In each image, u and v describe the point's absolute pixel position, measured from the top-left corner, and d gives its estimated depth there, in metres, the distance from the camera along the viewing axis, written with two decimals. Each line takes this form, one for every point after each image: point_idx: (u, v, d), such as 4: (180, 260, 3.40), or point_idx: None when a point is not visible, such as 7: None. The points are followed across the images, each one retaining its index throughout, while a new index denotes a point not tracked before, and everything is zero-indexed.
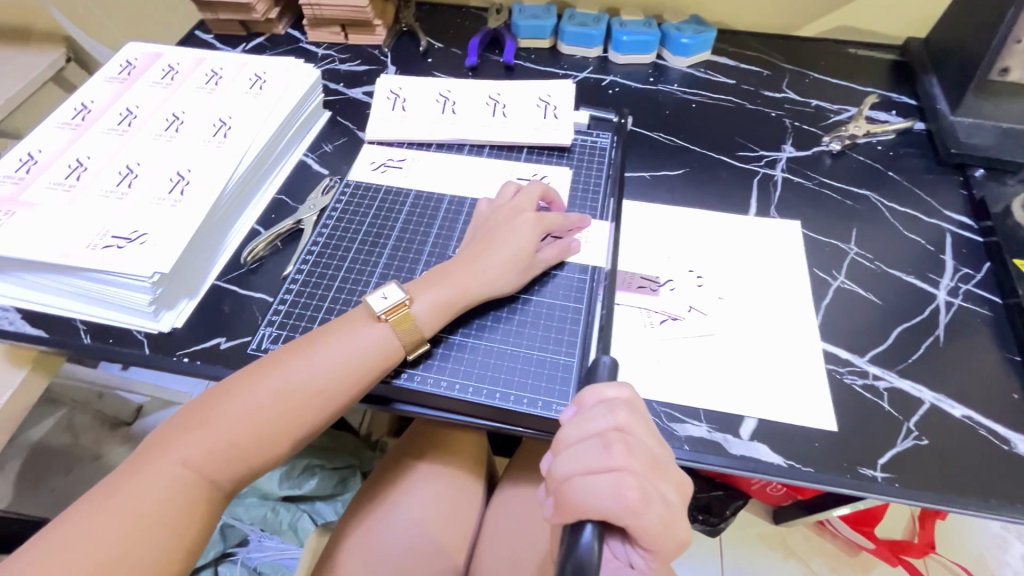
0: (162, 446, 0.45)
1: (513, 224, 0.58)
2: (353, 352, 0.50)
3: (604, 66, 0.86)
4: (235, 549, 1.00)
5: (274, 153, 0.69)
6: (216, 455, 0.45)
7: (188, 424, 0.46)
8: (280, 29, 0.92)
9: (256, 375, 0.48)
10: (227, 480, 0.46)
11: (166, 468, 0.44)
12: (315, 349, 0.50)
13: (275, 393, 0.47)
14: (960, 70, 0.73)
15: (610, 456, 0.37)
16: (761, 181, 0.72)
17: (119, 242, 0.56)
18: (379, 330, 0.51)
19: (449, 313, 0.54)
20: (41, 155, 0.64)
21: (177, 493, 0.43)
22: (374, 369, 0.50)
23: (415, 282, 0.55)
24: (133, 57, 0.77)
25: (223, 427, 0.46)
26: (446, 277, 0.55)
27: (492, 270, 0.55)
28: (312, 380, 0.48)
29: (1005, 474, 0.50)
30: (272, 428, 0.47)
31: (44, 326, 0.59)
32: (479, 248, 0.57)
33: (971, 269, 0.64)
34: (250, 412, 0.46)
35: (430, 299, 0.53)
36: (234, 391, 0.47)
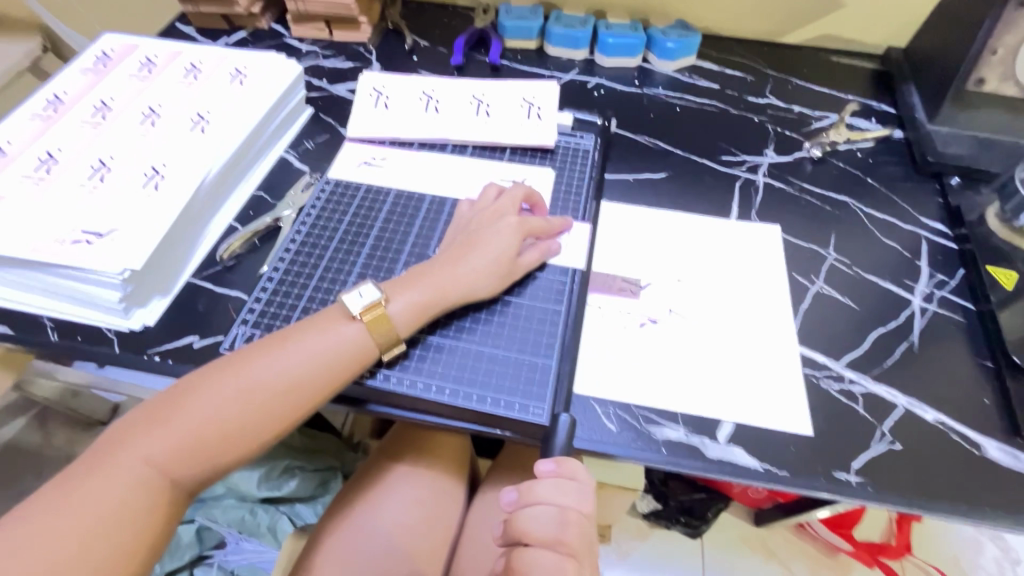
0: (126, 441, 0.44)
1: (496, 226, 0.58)
2: (328, 349, 0.49)
3: (590, 69, 0.86)
4: (211, 552, 1.00)
5: (252, 149, 0.68)
6: (182, 451, 0.44)
7: (151, 420, 0.45)
8: (264, 24, 0.90)
9: (224, 371, 0.47)
10: (191, 480, 0.45)
11: (127, 466, 0.42)
12: (288, 346, 0.49)
13: (244, 389, 0.46)
14: (939, 80, 0.74)
15: (563, 529, 0.45)
16: (743, 185, 0.72)
17: (89, 237, 0.55)
18: (355, 329, 0.51)
19: (429, 313, 0.53)
20: (10, 147, 0.63)
21: (140, 490, 0.42)
22: (349, 369, 0.50)
23: (394, 282, 0.54)
24: (109, 48, 0.75)
25: (189, 424, 0.44)
26: (427, 277, 0.54)
27: (474, 270, 0.55)
28: (285, 377, 0.47)
29: (974, 478, 0.51)
30: (240, 426, 0.46)
31: (9, 322, 0.57)
32: (462, 248, 0.56)
33: (945, 276, 0.65)
34: (218, 408, 0.45)
35: (408, 300, 0.53)
36: (202, 388, 0.46)
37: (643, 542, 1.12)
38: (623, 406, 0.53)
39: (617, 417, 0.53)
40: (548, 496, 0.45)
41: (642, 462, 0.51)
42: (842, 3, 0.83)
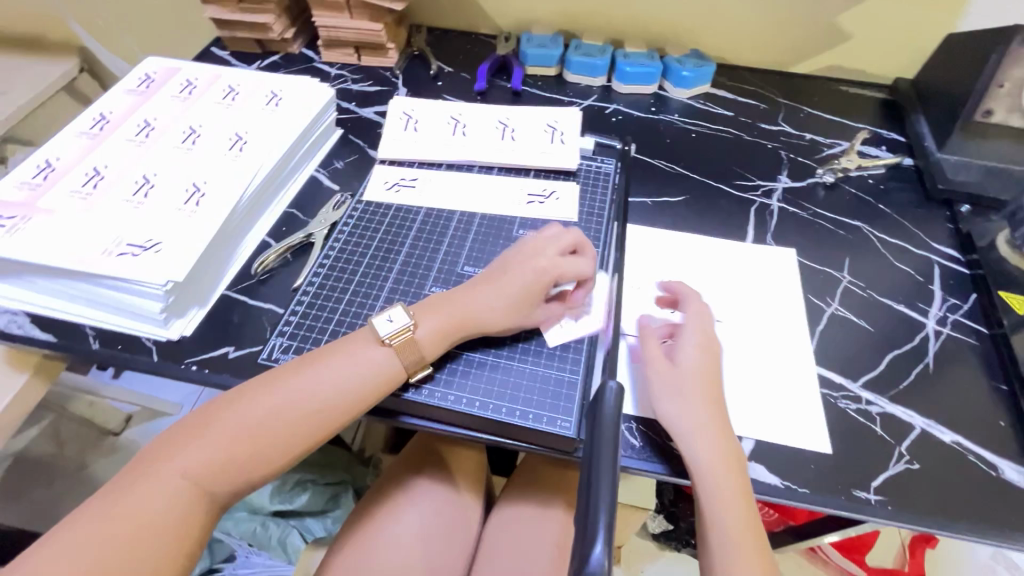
0: (166, 454, 0.46)
1: (527, 263, 0.58)
2: (354, 369, 0.51)
3: (607, 95, 0.89)
4: (221, 565, 1.04)
5: (286, 169, 0.71)
6: (217, 465, 0.46)
7: (186, 436, 0.47)
8: (295, 49, 0.94)
9: (256, 389, 0.49)
10: (224, 493, 0.46)
11: (163, 480, 0.44)
12: (316, 366, 0.51)
13: (274, 407, 0.48)
14: (947, 110, 0.77)
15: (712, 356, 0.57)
16: (758, 209, 0.75)
17: (135, 250, 0.57)
18: (383, 353, 0.52)
19: (446, 341, 0.54)
20: (58, 163, 0.66)
21: (176, 503, 0.44)
22: (375, 389, 0.51)
23: (421, 306, 0.56)
24: (152, 71, 0.79)
25: (222, 440, 0.46)
26: (449, 304, 0.56)
27: (493, 302, 0.56)
28: (313, 395, 0.49)
29: (992, 499, 0.51)
30: (270, 442, 0.47)
31: (52, 330, 0.59)
32: (488, 279, 0.58)
33: (958, 299, 0.66)
34: (250, 425, 0.47)
35: (430, 329, 0.54)
36: (234, 405, 0.48)
37: (654, 562, 1.14)
38: (645, 422, 0.55)
39: (640, 432, 0.54)
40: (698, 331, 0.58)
41: (664, 476, 0.52)
42: (851, 35, 0.86)
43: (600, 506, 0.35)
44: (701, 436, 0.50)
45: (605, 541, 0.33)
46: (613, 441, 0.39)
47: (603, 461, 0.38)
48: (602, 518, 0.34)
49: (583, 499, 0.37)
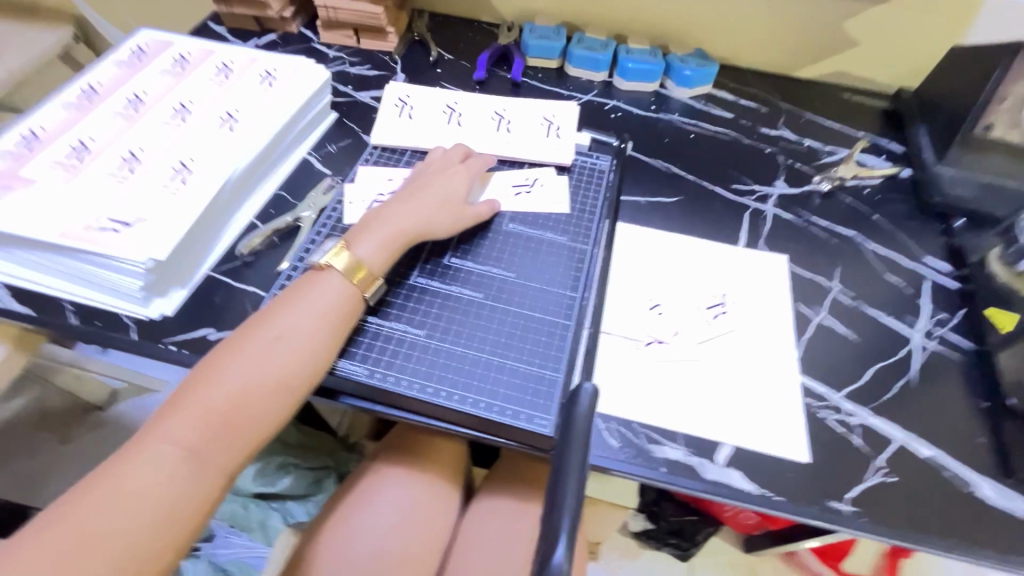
0: (148, 431, 0.44)
1: (443, 175, 0.64)
2: (322, 304, 0.52)
3: (608, 90, 0.88)
4: (200, 544, 1.00)
5: (277, 150, 0.70)
6: (202, 430, 0.44)
7: (174, 406, 0.45)
8: (294, 28, 0.92)
9: (233, 348, 0.49)
10: (223, 456, 0.45)
11: (156, 450, 0.43)
12: (287, 311, 0.51)
13: (255, 358, 0.48)
14: (947, 124, 0.76)
15: None
16: (752, 214, 0.74)
17: (116, 226, 0.56)
18: (336, 278, 0.54)
19: (393, 248, 0.58)
20: (44, 133, 0.65)
21: (165, 471, 0.42)
22: (343, 318, 0.53)
23: (353, 231, 0.58)
24: (144, 44, 0.77)
25: (210, 399, 0.45)
26: (383, 220, 0.59)
27: (425, 207, 0.61)
28: (291, 339, 0.49)
29: (966, 516, 0.51)
30: (260, 393, 0.47)
31: (31, 304, 0.58)
32: (411, 192, 0.62)
33: (946, 314, 0.66)
34: (237, 380, 0.47)
35: (371, 242, 0.57)
36: (217, 365, 0.47)
37: (632, 561, 1.14)
38: (624, 423, 0.55)
39: (618, 433, 0.54)
40: None
41: (641, 478, 0.52)
42: (857, 42, 0.85)
43: (564, 508, 0.34)
44: None
45: (567, 545, 0.33)
46: (584, 444, 0.38)
47: (570, 465, 0.37)
48: (565, 521, 0.34)
49: (547, 499, 0.36)
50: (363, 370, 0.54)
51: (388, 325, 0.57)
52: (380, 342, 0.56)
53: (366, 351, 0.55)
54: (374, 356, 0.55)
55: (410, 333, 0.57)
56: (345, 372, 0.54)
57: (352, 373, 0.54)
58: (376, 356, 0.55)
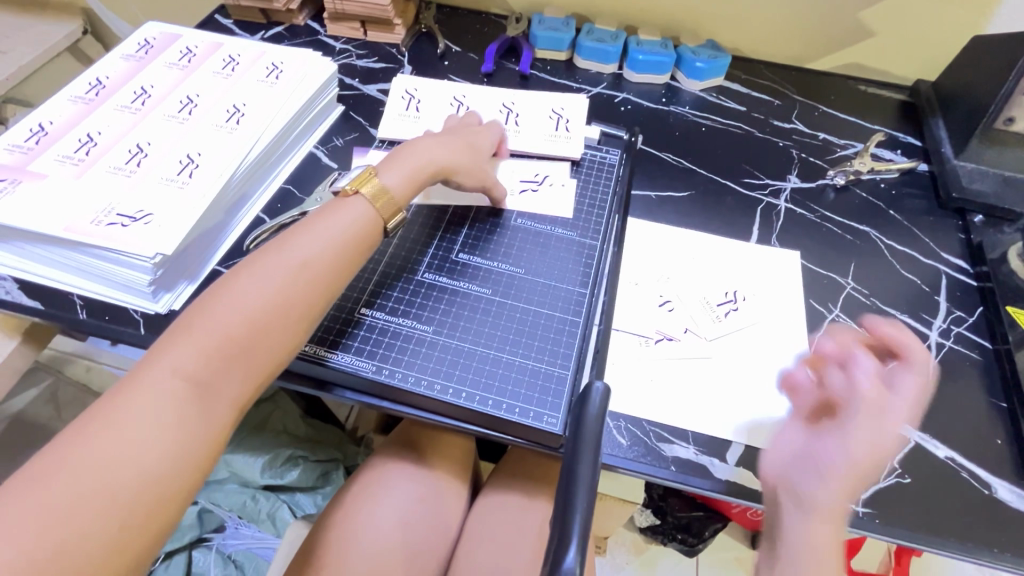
0: (153, 358, 0.42)
1: (463, 130, 0.65)
2: (333, 233, 0.51)
3: (618, 83, 0.87)
4: (210, 534, 1.02)
5: (284, 143, 0.70)
6: (212, 356, 0.43)
7: (181, 330, 0.44)
8: (301, 20, 0.92)
9: (240, 273, 0.47)
10: (235, 378, 0.44)
11: (163, 373, 0.41)
12: (295, 239, 0.50)
13: (264, 283, 0.47)
14: (967, 116, 0.74)
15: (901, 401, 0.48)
16: (765, 209, 0.73)
17: (124, 220, 0.56)
18: (361, 204, 0.54)
19: (416, 181, 0.59)
20: (52, 127, 0.65)
21: (173, 399, 0.40)
22: (357, 247, 0.53)
23: (383, 160, 0.59)
24: (151, 36, 0.77)
25: (219, 321, 0.44)
26: (409, 153, 0.59)
27: (450, 148, 0.62)
28: (300, 268, 0.48)
29: (983, 518, 0.50)
30: (271, 317, 0.46)
31: (40, 298, 0.59)
32: (435, 136, 0.63)
33: (964, 312, 0.65)
34: (246, 303, 0.45)
35: (399, 172, 0.58)
36: (222, 293, 0.46)
37: (637, 557, 1.14)
38: (634, 421, 0.54)
39: (627, 431, 0.54)
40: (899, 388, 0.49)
41: (651, 478, 0.52)
42: (874, 32, 0.83)
43: (575, 511, 0.34)
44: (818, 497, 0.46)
45: (578, 547, 0.32)
46: (595, 443, 0.38)
47: (581, 466, 0.37)
48: (576, 524, 0.33)
49: (558, 500, 0.35)
50: (370, 367, 0.53)
51: (395, 321, 0.57)
52: (387, 338, 0.55)
53: (373, 347, 0.55)
54: (381, 353, 0.54)
55: (417, 329, 0.56)
56: (352, 368, 0.53)
57: (360, 369, 0.53)
58: (383, 352, 0.54)
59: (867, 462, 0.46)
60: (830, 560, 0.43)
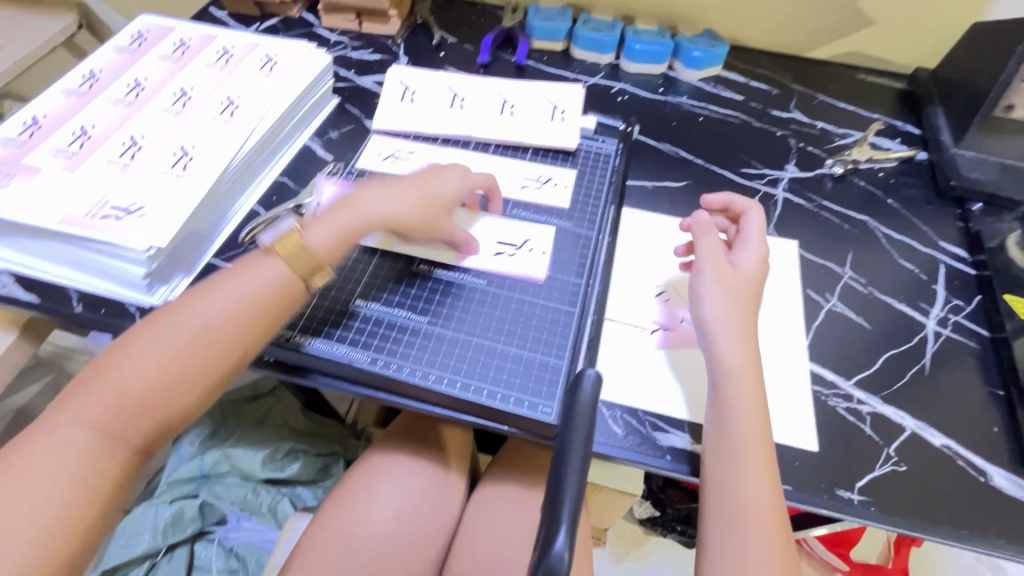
0: (54, 414, 0.43)
1: (431, 173, 0.60)
2: (249, 288, 0.48)
3: (614, 73, 0.86)
4: (212, 527, 1.02)
5: (279, 135, 0.70)
6: (109, 414, 0.43)
7: (81, 388, 0.44)
8: (296, 12, 0.91)
9: (146, 330, 0.46)
10: (136, 437, 0.44)
11: (63, 431, 0.42)
12: (207, 295, 0.48)
13: (168, 342, 0.45)
14: (967, 104, 0.74)
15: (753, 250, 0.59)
16: (762, 198, 0.72)
17: (118, 213, 0.56)
18: (272, 266, 0.49)
19: (345, 238, 0.53)
20: (45, 120, 0.64)
21: (69, 458, 0.41)
22: (276, 303, 0.49)
23: (312, 217, 0.54)
24: (144, 29, 0.77)
25: (117, 381, 0.43)
26: (342, 205, 0.55)
27: (392, 204, 0.56)
28: (209, 324, 0.46)
29: (978, 505, 0.50)
30: (174, 375, 0.45)
31: (36, 292, 0.59)
32: (381, 183, 0.57)
33: (962, 301, 0.64)
34: (154, 359, 0.44)
35: (325, 231, 0.52)
36: (127, 348, 0.45)
37: (635, 551, 1.16)
38: (630, 411, 0.54)
39: (623, 420, 0.54)
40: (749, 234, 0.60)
41: (647, 467, 0.52)
42: (873, 20, 0.82)
43: (565, 500, 0.34)
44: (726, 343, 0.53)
45: (568, 532, 0.32)
46: (586, 430, 0.38)
47: (571, 456, 0.36)
48: (567, 509, 0.33)
49: (549, 488, 0.35)
50: (365, 358, 0.53)
51: (390, 311, 0.57)
52: (383, 328, 0.55)
53: (369, 338, 0.55)
54: (376, 344, 0.54)
55: (413, 319, 0.56)
56: (347, 359, 0.53)
57: (355, 360, 0.53)
58: (378, 343, 0.54)
59: (742, 304, 0.55)
60: (747, 382, 0.51)
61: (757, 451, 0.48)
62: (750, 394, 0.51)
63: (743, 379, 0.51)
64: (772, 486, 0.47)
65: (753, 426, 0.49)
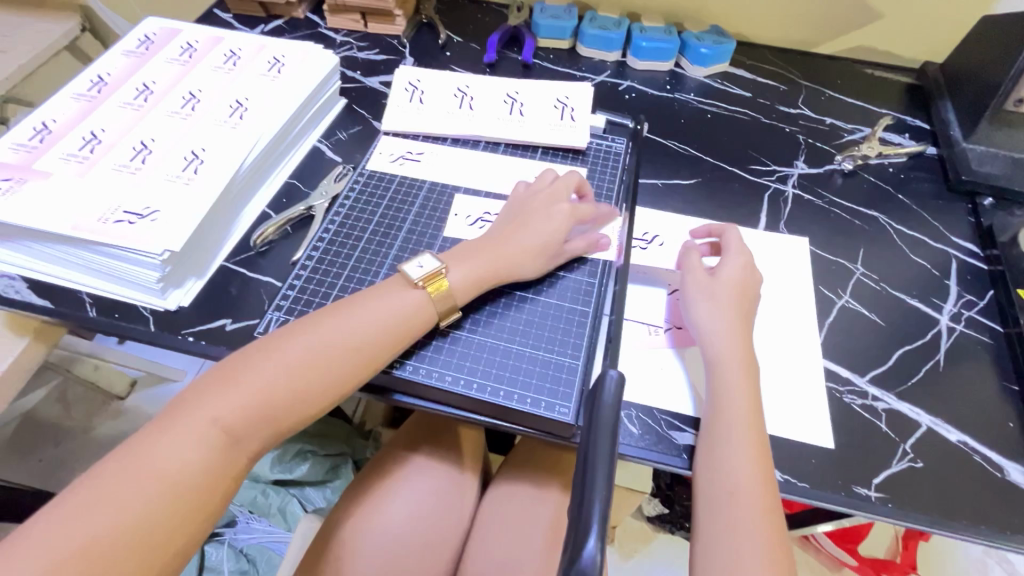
0: (186, 406, 0.42)
1: (551, 210, 0.60)
2: (389, 315, 0.50)
3: (621, 71, 0.86)
4: (223, 529, 1.02)
5: (289, 137, 0.69)
6: (245, 415, 0.43)
7: (216, 382, 0.44)
8: (300, 13, 0.91)
9: (290, 335, 0.47)
10: (256, 440, 0.44)
11: (193, 427, 0.41)
12: (346, 313, 0.49)
13: (313, 350, 0.46)
14: (977, 98, 0.73)
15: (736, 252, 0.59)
16: (772, 195, 0.72)
17: (131, 218, 0.56)
18: (412, 296, 0.52)
19: (481, 284, 0.55)
20: (55, 125, 0.64)
21: (200, 455, 0.41)
22: (409, 334, 0.51)
23: (451, 253, 0.56)
24: (151, 32, 0.76)
25: (256, 382, 0.44)
26: (482, 251, 0.57)
27: (523, 246, 0.57)
28: (348, 342, 0.48)
29: (996, 500, 0.50)
30: (307, 385, 0.45)
31: (49, 297, 0.58)
32: (512, 228, 0.59)
33: (974, 296, 0.64)
34: (287, 366, 0.45)
35: (463, 271, 0.54)
36: (267, 352, 0.46)
37: (645, 546, 1.15)
38: (645, 410, 0.54)
39: (638, 420, 0.54)
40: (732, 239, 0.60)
41: (662, 466, 0.52)
42: (880, 15, 0.82)
43: (594, 501, 0.34)
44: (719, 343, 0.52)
45: (598, 535, 0.32)
46: (612, 432, 0.38)
47: (598, 457, 0.37)
48: (596, 511, 0.33)
49: (577, 489, 0.35)
50: None
51: None
52: None
53: None
54: None
55: None
56: None
57: None
58: None
59: (741, 309, 0.55)
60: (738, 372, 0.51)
61: (745, 432, 0.48)
62: (744, 390, 0.50)
63: (737, 375, 0.51)
64: (763, 477, 0.46)
65: (745, 419, 0.48)
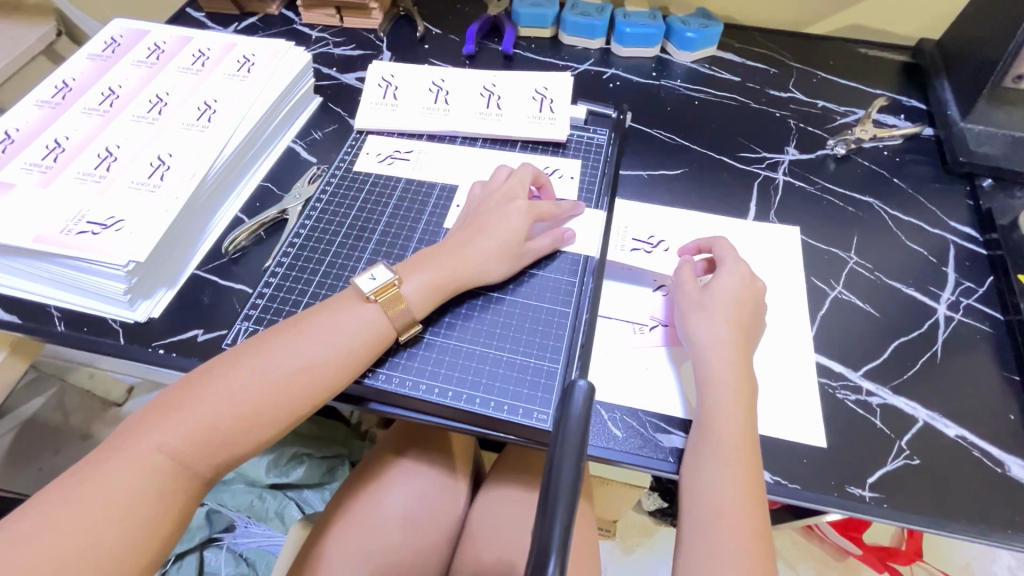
0: (137, 432, 0.42)
1: (507, 209, 0.58)
2: (346, 333, 0.48)
3: (605, 59, 0.83)
4: (222, 534, 1.00)
5: (260, 138, 0.67)
6: (195, 441, 0.42)
7: (166, 408, 0.43)
8: (275, 10, 0.89)
9: (240, 357, 0.46)
10: (211, 464, 0.43)
11: (143, 453, 0.41)
12: (306, 331, 0.48)
13: (263, 373, 0.45)
14: (975, 76, 0.70)
15: (739, 263, 0.56)
16: (762, 183, 0.70)
17: (94, 228, 0.54)
18: (371, 311, 0.50)
19: (439, 295, 0.53)
20: (18, 133, 0.63)
21: (150, 481, 0.40)
22: (368, 350, 0.49)
23: (405, 264, 0.54)
24: (117, 34, 0.74)
25: (206, 409, 0.43)
26: (437, 258, 0.54)
27: (481, 252, 0.55)
28: (306, 362, 0.46)
29: (996, 498, 0.48)
30: (262, 410, 0.44)
31: (17, 312, 0.57)
32: (469, 234, 0.56)
33: (973, 283, 0.62)
34: (241, 390, 0.44)
35: (420, 281, 0.52)
36: (221, 374, 0.45)
37: (648, 538, 1.14)
38: (630, 412, 0.52)
39: (623, 423, 0.52)
40: (723, 250, 0.57)
41: (650, 471, 0.50)
42: None
43: (557, 517, 0.32)
44: (710, 356, 0.50)
45: (560, 558, 0.30)
46: (578, 447, 0.36)
47: (564, 467, 0.35)
48: (557, 532, 0.31)
49: (542, 501, 0.34)
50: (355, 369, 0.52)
51: None
52: None
53: None
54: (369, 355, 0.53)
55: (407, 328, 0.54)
56: None
57: None
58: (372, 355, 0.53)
59: (736, 320, 0.52)
60: (728, 387, 0.48)
61: (738, 457, 0.45)
62: (732, 401, 0.48)
63: (732, 388, 0.48)
64: (745, 486, 0.44)
65: (729, 430, 0.46)
